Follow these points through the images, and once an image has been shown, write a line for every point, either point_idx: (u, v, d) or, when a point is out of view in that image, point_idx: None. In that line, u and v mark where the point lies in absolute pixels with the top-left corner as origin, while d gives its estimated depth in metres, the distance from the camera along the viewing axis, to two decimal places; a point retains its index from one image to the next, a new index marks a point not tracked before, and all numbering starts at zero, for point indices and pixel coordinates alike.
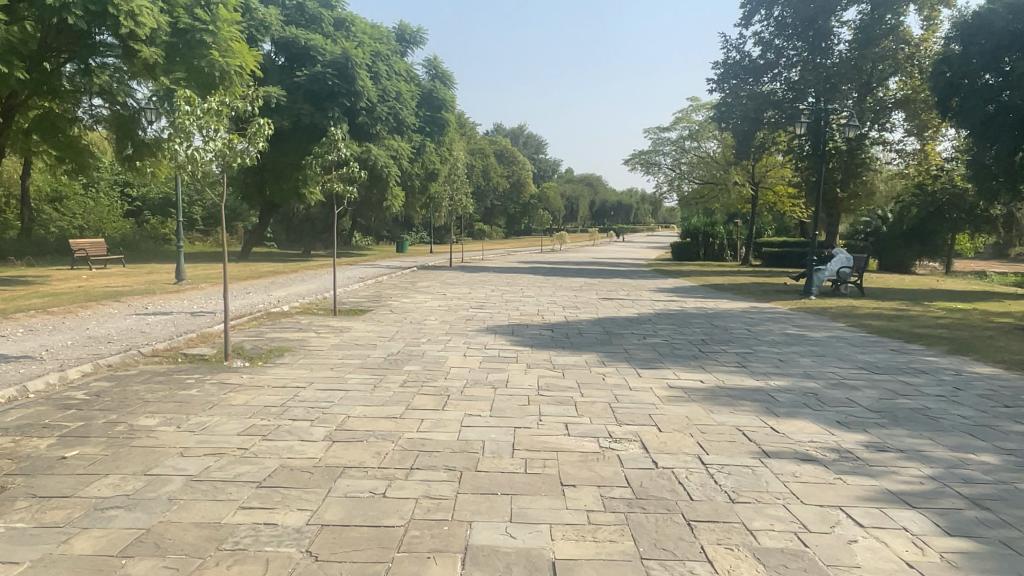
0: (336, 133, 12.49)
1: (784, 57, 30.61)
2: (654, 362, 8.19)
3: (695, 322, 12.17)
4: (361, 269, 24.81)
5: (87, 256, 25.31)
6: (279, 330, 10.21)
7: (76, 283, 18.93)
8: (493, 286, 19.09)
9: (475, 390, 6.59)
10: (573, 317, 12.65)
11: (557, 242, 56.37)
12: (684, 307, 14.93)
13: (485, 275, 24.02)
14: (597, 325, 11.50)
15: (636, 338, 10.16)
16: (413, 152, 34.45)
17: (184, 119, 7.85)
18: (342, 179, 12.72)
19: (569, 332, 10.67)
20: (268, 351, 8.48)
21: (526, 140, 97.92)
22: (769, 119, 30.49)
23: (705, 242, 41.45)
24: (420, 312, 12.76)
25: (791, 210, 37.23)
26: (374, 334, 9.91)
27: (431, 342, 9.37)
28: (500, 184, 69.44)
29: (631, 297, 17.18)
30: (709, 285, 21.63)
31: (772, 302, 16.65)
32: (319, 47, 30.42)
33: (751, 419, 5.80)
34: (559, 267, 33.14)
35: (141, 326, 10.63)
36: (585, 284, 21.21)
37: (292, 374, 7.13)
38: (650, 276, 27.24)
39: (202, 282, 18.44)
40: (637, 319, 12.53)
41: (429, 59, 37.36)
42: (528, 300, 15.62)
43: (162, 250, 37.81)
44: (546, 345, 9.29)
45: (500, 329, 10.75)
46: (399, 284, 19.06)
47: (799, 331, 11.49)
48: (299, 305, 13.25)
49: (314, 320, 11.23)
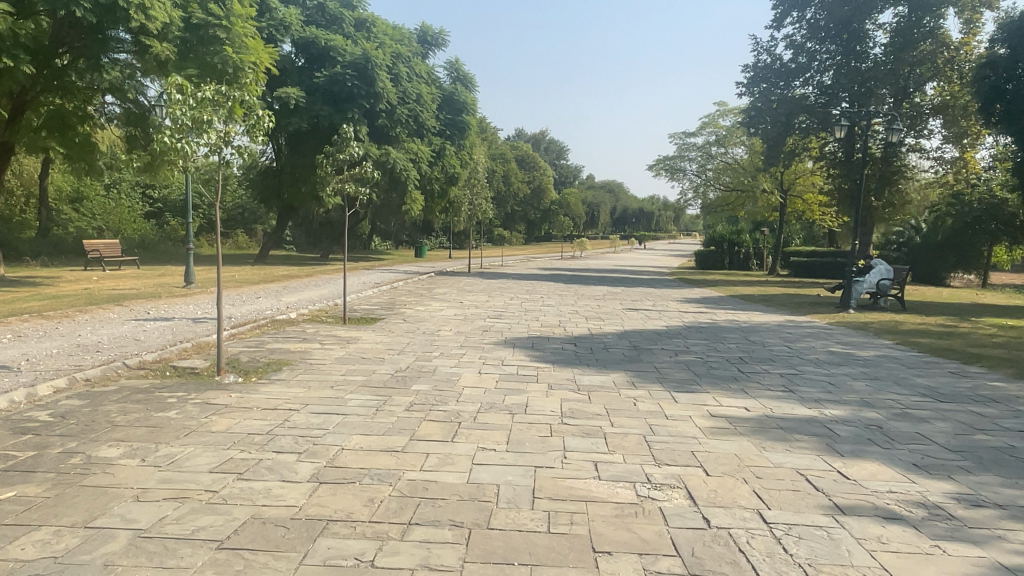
0: (348, 131, 11.80)
1: (817, 60, 29.61)
2: (691, 385, 7.36)
3: (730, 337, 11.30)
4: (378, 275, 24.21)
5: (100, 256, 24.94)
6: (282, 339, 9.49)
7: (87, 284, 18.47)
8: (512, 294, 18.33)
9: (490, 416, 5.79)
10: (598, 329, 11.83)
11: (577, 249, 55.60)
12: (715, 319, 14.04)
13: (504, 282, 23.28)
14: (624, 339, 10.67)
15: (668, 354, 9.33)
16: (433, 155, 33.87)
17: (176, 109, 6.99)
18: (353, 180, 11.99)
19: (595, 346, 9.86)
20: (266, 364, 7.75)
21: (549, 145, 97.47)
22: (800, 125, 29.51)
23: (730, 250, 40.39)
24: (435, 322, 12.02)
25: (820, 219, 36.17)
26: (383, 346, 9.17)
27: (444, 356, 8.60)
28: (521, 190, 68.83)
29: (658, 307, 16.33)
30: (738, 295, 20.73)
31: (808, 315, 15.72)
32: (339, 48, 29.91)
33: (811, 458, 4.96)
34: (581, 274, 32.32)
35: (136, 333, 9.95)
36: (609, 293, 20.38)
37: (287, 393, 6.38)
38: (674, 285, 26.34)
39: (213, 286, 17.87)
40: (666, 332, 11.69)
41: (450, 62, 36.78)
42: (548, 309, 14.82)
43: (181, 252, 37.59)
44: (569, 362, 8.49)
45: (519, 342, 9.96)
46: (416, 291, 18.38)
47: (845, 349, 10.58)
48: (308, 313, 12.55)
49: (321, 330, 10.50)
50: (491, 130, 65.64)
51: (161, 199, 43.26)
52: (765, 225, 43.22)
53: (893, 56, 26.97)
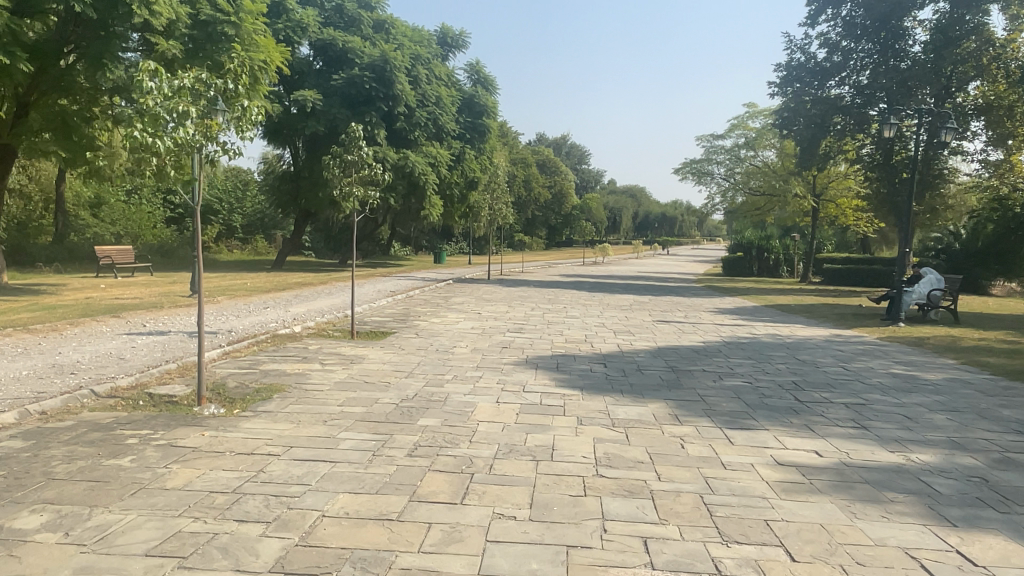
0: (356, 130, 10.88)
1: (853, 59, 28.32)
2: (744, 420, 6.29)
3: (776, 356, 10.19)
4: (395, 282, 23.37)
5: (111, 263, 24.37)
6: (279, 358, 8.54)
7: (90, 292, 17.73)
8: (533, 304, 17.30)
9: (510, 464, 4.77)
10: (628, 346, 10.77)
11: (600, 255, 54.56)
12: (755, 334, 12.91)
13: (526, 290, 22.25)
14: (659, 358, 9.61)
15: (711, 378, 8.26)
16: (452, 159, 33.01)
17: (150, 100, 6.08)
18: (362, 182, 11.04)
19: (627, 367, 8.80)
20: (255, 390, 6.79)
21: (570, 150, 96.65)
22: (835, 127, 28.28)
23: (758, 257, 39.06)
24: (449, 336, 11.04)
25: (853, 224, 34.78)
26: (391, 367, 8.20)
27: (458, 380, 7.60)
28: (542, 195, 67.86)
29: (690, 319, 15.22)
30: (773, 306, 19.49)
31: (854, 328, 14.53)
32: (357, 50, 29.16)
33: (918, 531, 3.90)
34: (605, 282, 31.22)
35: (122, 351, 9.05)
36: (635, 302, 19.28)
37: (271, 429, 5.41)
38: (703, 294, 25.18)
39: (220, 294, 17.08)
40: (704, 350, 10.59)
41: (471, 63, 35.90)
42: (573, 322, 13.77)
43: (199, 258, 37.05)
44: (599, 388, 7.45)
45: (541, 362, 8.94)
46: (431, 300, 17.41)
47: (909, 371, 9.42)
48: (313, 326, 11.61)
49: (325, 347, 9.55)
50: (512, 134, 64.70)
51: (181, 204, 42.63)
52: (795, 230, 41.81)
53: (934, 54, 25.54)
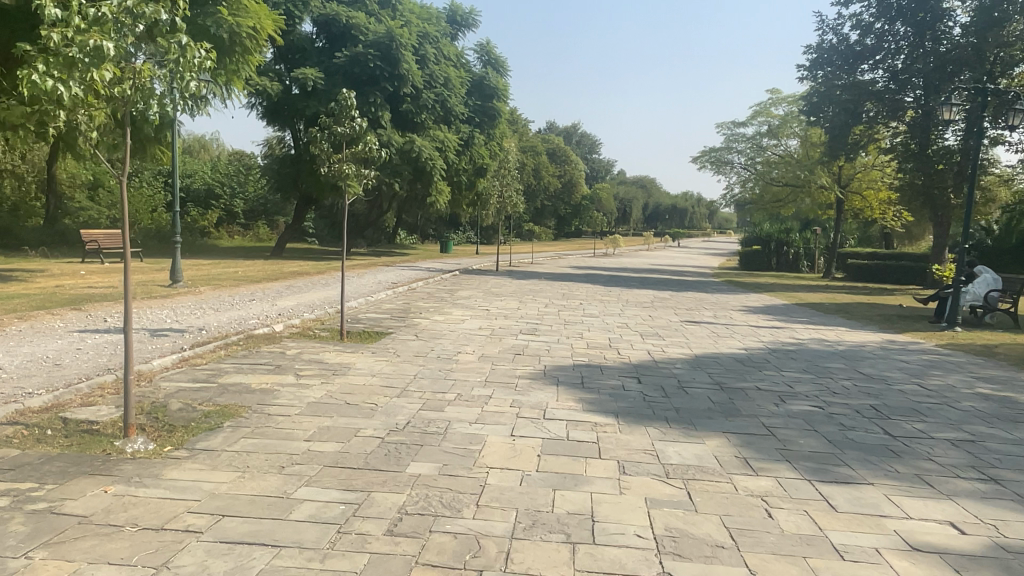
0: (348, 96, 9.32)
1: (888, 42, 26.60)
2: (837, 469, 4.80)
3: (837, 370, 8.68)
4: (397, 273, 21.97)
5: (99, 248, 22.99)
6: (247, 367, 7.08)
7: (65, 280, 16.33)
8: (547, 299, 15.84)
9: (534, 550, 3.30)
10: (661, 353, 9.24)
11: (610, 246, 53.16)
12: (801, 340, 11.39)
13: (537, 283, 20.77)
14: (701, 371, 8.11)
15: (772, 400, 6.77)
16: (461, 144, 31.48)
17: (52, 30, 4.48)
18: (356, 159, 9.59)
19: (666, 384, 7.29)
20: (203, 416, 5.34)
21: (581, 138, 94.91)
22: (867, 114, 26.65)
23: (778, 250, 37.60)
24: (453, 339, 9.57)
25: (880, 217, 33.14)
26: (380, 381, 6.73)
27: (462, 401, 6.12)
28: (552, 184, 66.22)
29: (722, 320, 13.72)
30: (806, 305, 17.99)
31: (906, 333, 13.00)
32: (362, 26, 27.56)
33: None
34: (620, 275, 29.76)
35: (62, 354, 7.56)
36: (657, 299, 17.78)
37: (204, 483, 3.93)
38: (725, 289, 23.66)
39: (205, 285, 15.56)
40: (751, 361, 9.05)
41: (480, 43, 34.23)
42: (594, 322, 12.27)
43: (198, 244, 35.72)
44: (638, 414, 5.96)
45: (562, 375, 7.45)
46: (436, 294, 15.90)
47: (1000, 391, 7.92)
48: (298, 325, 10.18)
49: (306, 352, 8.09)
50: (523, 122, 63.20)
51: (185, 188, 40.86)
52: (816, 224, 40.25)
53: (976, 35, 23.63)
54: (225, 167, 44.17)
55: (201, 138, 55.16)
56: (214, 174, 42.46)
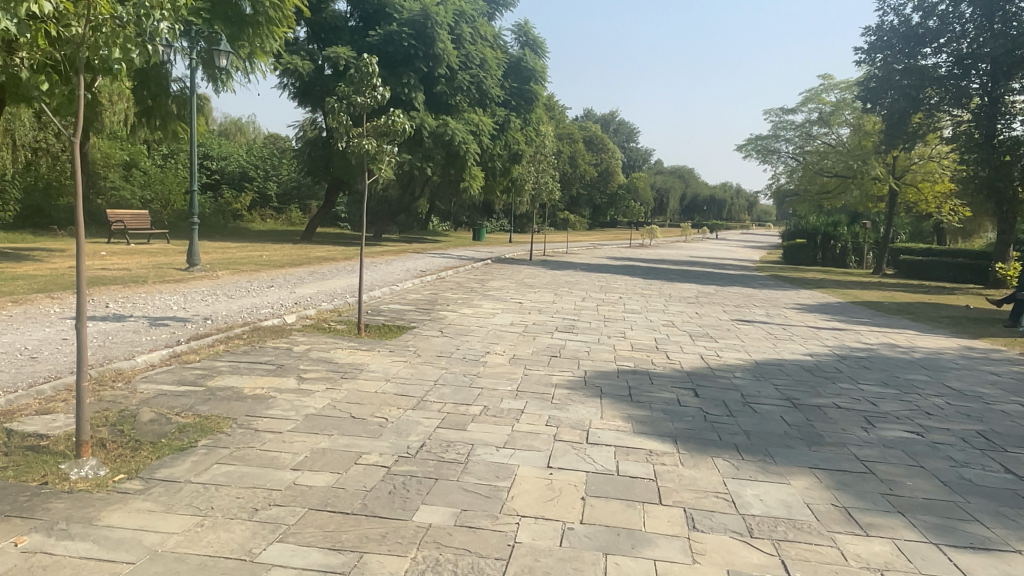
0: (370, 62, 8.37)
1: (952, 24, 24.48)
2: (969, 528, 3.72)
3: (924, 384, 7.49)
4: (426, 261, 21.09)
5: (125, 228, 22.54)
6: (244, 366, 6.18)
7: (81, 261, 15.72)
8: (584, 293, 14.77)
9: None
10: (716, 359, 8.15)
11: (647, 237, 51.85)
12: (870, 345, 10.16)
13: (572, 275, 19.75)
14: (765, 382, 7.01)
15: (859, 423, 5.67)
16: (496, 128, 30.41)
17: None
18: (375, 134, 8.64)
19: (729, 398, 6.23)
20: (177, 430, 4.45)
21: (618, 127, 93.29)
22: (929, 100, 24.88)
23: (824, 245, 35.95)
24: (481, 336, 8.58)
25: (936, 211, 31.34)
26: (394, 387, 5.78)
27: (488, 417, 5.12)
28: (588, 173, 64.98)
29: (776, 320, 12.53)
30: (865, 304, 16.66)
31: (984, 338, 11.66)
32: (397, 4, 26.58)
33: None
34: (658, 266, 28.54)
35: (44, 345, 6.74)
36: (702, 294, 16.62)
37: (146, 536, 3.00)
38: (771, 285, 22.36)
39: (223, 269, 14.81)
40: (821, 371, 7.91)
41: (519, 24, 33.06)
42: (636, 319, 11.18)
43: (228, 227, 35.29)
44: (701, 439, 4.92)
45: (605, 384, 6.42)
46: (465, 285, 14.97)
47: None
48: (313, 316, 9.30)
49: (315, 349, 7.18)
50: (560, 108, 61.85)
51: (219, 169, 40.33)
52: (864, 217, 38.46)
53: None
54: (260, 150, 43.70)
55: (237, 120, 54.96)
56: (248, 156, 42.13)
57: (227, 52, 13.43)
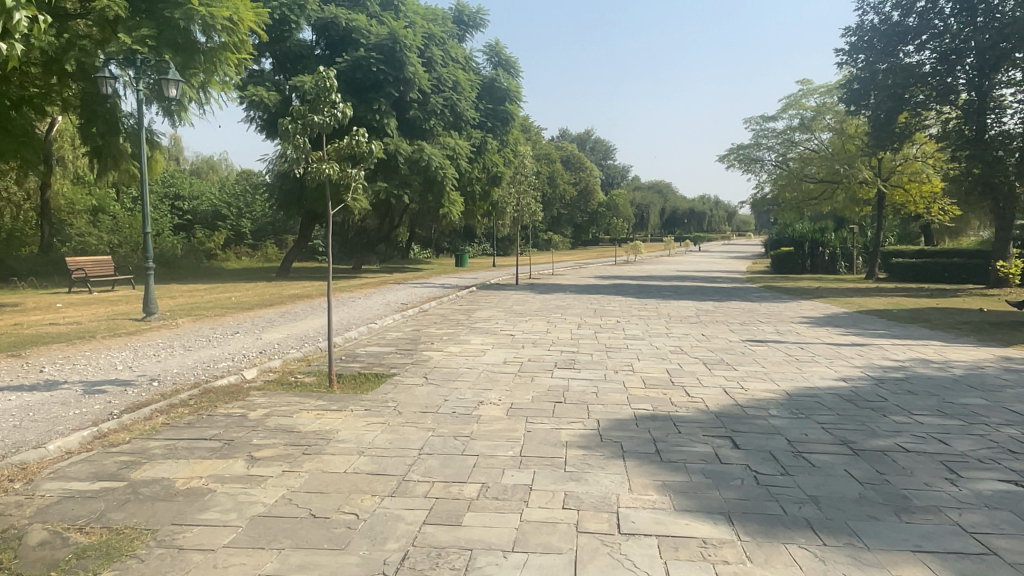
0: (328, 75, 7.35)
1: (933, 20, 23.96)
2: None
3: (987, 411, 6.45)
4: (407, 292, 19.93)
5: (86, 277, 21.18)
6: (184, 446, 5.03)
7: (31, 315, 14.41)
8: (578, 319, 13.69)
9: None
10: (742, 392, 7.08)
11: (631, 253, 51.01)
12: (902, 363, 9.14)
13: (562, 298, 18.71)
14: (808, 421, 5.94)
15: (940, 474, 4.61)
16: (472, 150, 29.44)
17: None
18: (339, 158, 7.61)
19: (775, 447, 5.14)
20: (72, 557, 3.32)
21: (594, 145, 93.11)
22: (915, 98, 24.26)
23: (812, 252, 35.18)
24: (470, 382, 7.46)
25: (925, 212, 30.75)
26: (366, 463, 4.65)
27: (487, 502, 3.99)
28: (567, 193, 64.36)
29: (789, 338, 11.52)
30: (873, 313, 15.72)
31: (1017, 346, 10.67)
32: (363, 28, 25.60)
33: None
34: (648, 284, 27.57)
35: None
36: (701, 312, 15.61)
37: None
38: (768, 296, 21.49)
39: (183, 316, 13.57)
40: (864, 401, 6.85)
41: (490, 44, 32.31)
42: (640, 347, 10.10)
43: (202, 267, 33.89)
44: (763, 516, 3.85)
45: (625, 438, 5.31)
46: (449, 317, 13.83)
47: None
48: (278, 368, 8.14)
49: (275, 413, 6.01)
50: (536, 129, 61.33)
51: (191, 210, 39.38)
52: (850, 223, 37.84)
53: None
54: (232, 187, 42.51)
55: (208, 159, 53.77)
56: (220, 194, 40.93)
57: (177, 81, 12.28)
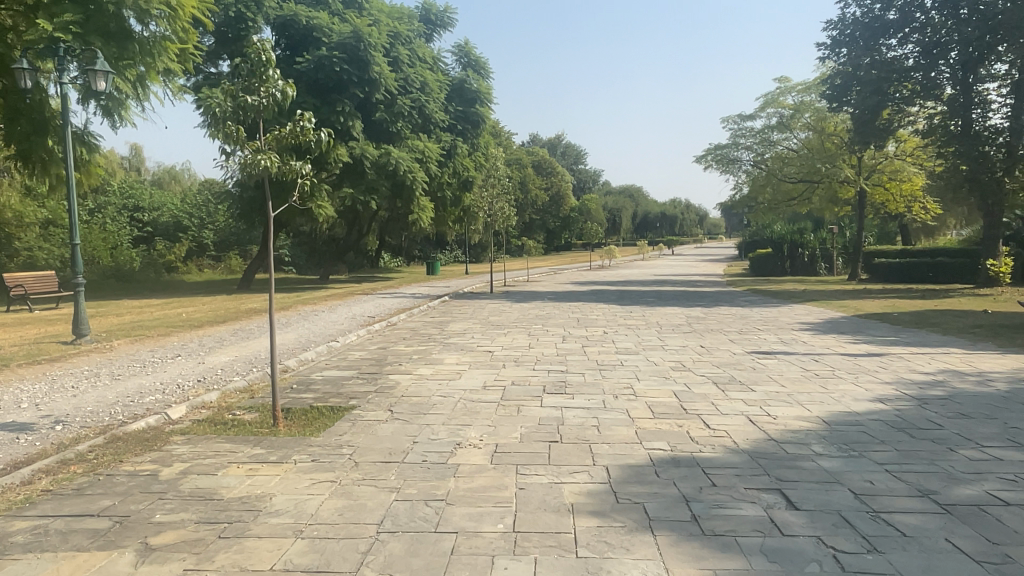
0: (264, 46, 6.15)
1: (915, 13, 23.18)
2: None
3: None
4: (374, 304, 18.56)
5: (25, 294, 19.38)
6: (56, 531, 3.69)
7: None
8: (562, 331, 12.42)
9: None
10: (773, 422, 5.90)
11: (606, 258, 49.97)
12: (934, 377, 8.03)
13: (541, 307, 17.46)
14: (866, 462, 4.78)
15: None
16: (442, 154, 28.18)
17: None
18: (280, 148, 6.35)
19: (843, 505, 3.97)
20: None
21: (565, 149, 92.30)
22: (899, 94, 23.49)
23: (791, 254, 34.36)
24: (444, 416, 6.16)
25: (906, 210, 30.11)
26: (303, 554, 3.36)
27: None
28: (539, 198, 63.32)
29: (796, 348, 10.39)
30: (873, 317, 14.73)
31: None
32: (324, 27, 24.31)
33: None
34: (628, 289, 26.44)
35: None
36: (692, 320, 14.46)
37: None
38: (754, 300, 20.51)
39: (121, 337, 12.09)
40: (918, 429, 5.70)
41: (458, 44, 31.09)
42: (636, 365, 8.88)
43: (162, 280, 32.40)
44: None
45: (649, 498, 4.09)
46: (421, 332, 12.50)
47: None
48: (215, 403, 6.78)
49: (195, 470, 4.68)
50: (506, 134, 60.17)
51: (151, 222, 37.45)
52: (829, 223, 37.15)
53: None
54: (195, 197, 40.75)
55: (170, 168, 51.78)
56: (183, 205, 39.12)
57: (106, 71, 10.97)
